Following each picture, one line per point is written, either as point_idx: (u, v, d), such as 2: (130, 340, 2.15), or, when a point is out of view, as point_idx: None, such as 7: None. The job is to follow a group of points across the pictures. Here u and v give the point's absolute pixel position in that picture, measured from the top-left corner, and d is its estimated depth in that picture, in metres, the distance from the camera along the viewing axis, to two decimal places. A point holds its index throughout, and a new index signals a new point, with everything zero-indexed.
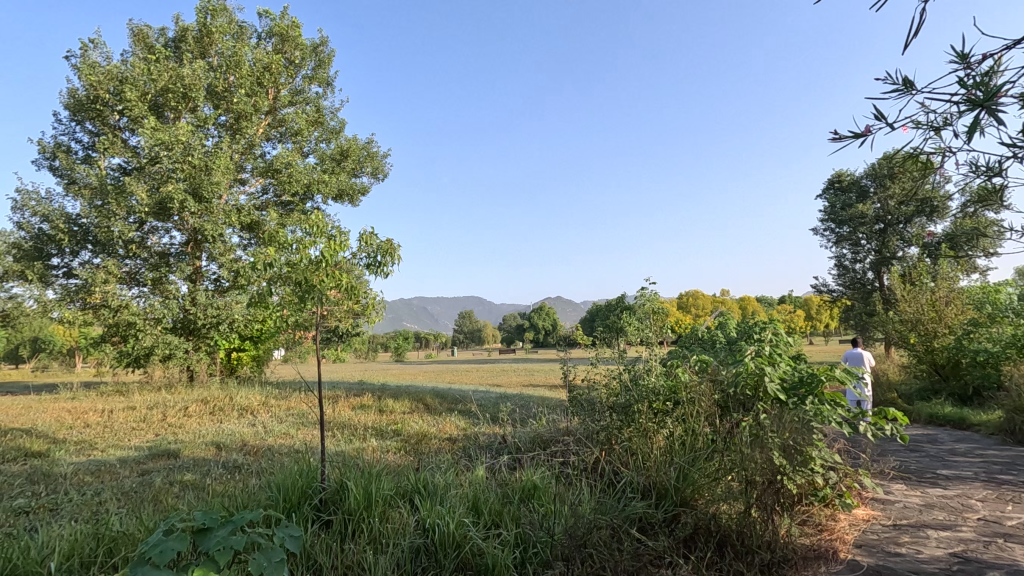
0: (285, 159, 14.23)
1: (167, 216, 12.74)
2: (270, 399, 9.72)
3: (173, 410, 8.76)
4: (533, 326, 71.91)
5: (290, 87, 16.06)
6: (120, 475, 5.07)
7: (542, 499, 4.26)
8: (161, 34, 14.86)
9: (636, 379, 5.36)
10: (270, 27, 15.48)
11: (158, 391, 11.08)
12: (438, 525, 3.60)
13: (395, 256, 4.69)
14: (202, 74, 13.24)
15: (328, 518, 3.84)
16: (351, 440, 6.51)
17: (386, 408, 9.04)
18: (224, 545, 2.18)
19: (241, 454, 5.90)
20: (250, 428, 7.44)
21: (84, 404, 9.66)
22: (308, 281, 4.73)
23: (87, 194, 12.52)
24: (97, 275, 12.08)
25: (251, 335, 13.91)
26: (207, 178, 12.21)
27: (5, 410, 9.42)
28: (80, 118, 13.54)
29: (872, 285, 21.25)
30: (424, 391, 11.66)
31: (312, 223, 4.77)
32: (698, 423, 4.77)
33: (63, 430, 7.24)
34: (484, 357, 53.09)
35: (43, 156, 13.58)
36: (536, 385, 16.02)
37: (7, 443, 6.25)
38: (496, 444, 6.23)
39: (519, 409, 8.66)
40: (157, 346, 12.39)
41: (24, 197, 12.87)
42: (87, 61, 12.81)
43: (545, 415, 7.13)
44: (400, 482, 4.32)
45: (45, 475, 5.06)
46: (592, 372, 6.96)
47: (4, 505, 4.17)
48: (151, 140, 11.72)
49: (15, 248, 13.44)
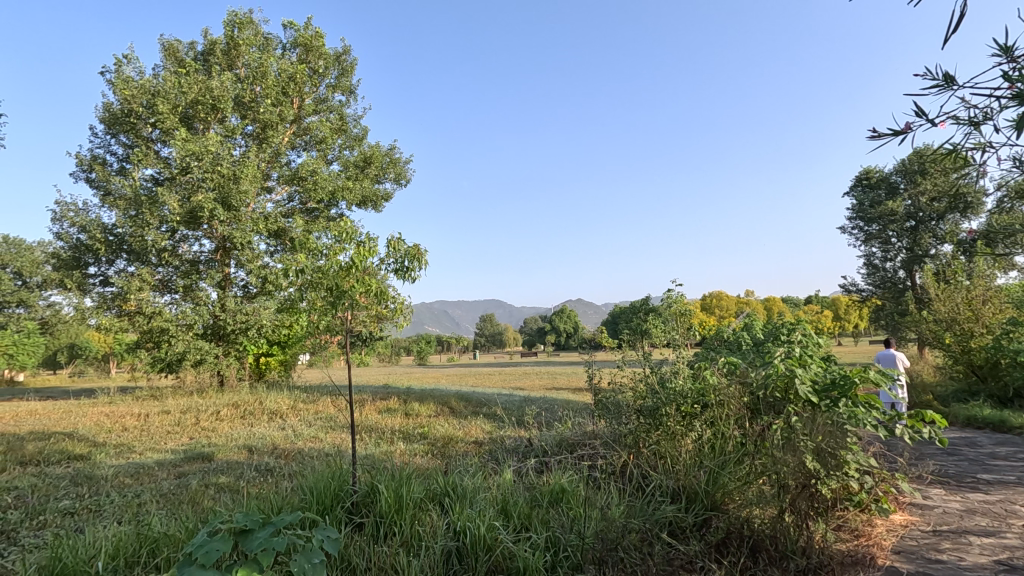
0: (310, 166, 14.48)
1: (197, 225, 13.07)
2: (298, 403, 9.89)
3: (206, 414, 8.96)
4: (554, 329, 71.69)
5: (314, 96, 16.34)
6: (158, 478, 5.21)
7: (571, 502, 4.26)
8: (191, 48, 15.29)
9: (662, 381, 5.31)
10: (295, 37, 15.80)
11: (190, 396, 11.35)
12: (469, 528, 3.63)
13: (422, 261, 4.73)
14: (230, 86, 13.59)
15: (360, 521, 3.90)
16: (378, 443, 6.57)
17: (412, 412, 9.11)
18: (266, 547, 2.23)
19: (273, 457, 6.01)
20: (280, 432, 7.57)
21: (121, 409, 9.94)
22: (339, 287, 4.83)
23: (122, 205, 12.91)
24: (132, 282, 12.44)
25: (279, 340, 14.16)
26: (236, 186, 12.52)
27: (47, 414, 9.76)
28: (115, 131, 13.96)
29: (904, 284, 20.70)
30: (448, 394, 11.72)
31: (340, 229, 4.86)
32: (727, 426, 4.70)
33: (103, 434, 7.48)
34: (506, 360, 53.13)
35: (80, 169, 14.05)
36: (560, 388, 15.95)
37: (51, 445, 6.48)
38: (522, 448, 6.23)
39: (544, 412, 8.66)
40: (189, 352, 12.69)
41: (64, 208, 13.34)
42: (121, 76, 13.25)
43: (571, 418, 7.11)
44: (430, 485, 4.37)
45: (87, 477, 5.23)
46: (618, 376, 6.94)
47: (51, 506, 4.32)
48: (183, 151, 12.06)
49: (55, 258, 13.92)
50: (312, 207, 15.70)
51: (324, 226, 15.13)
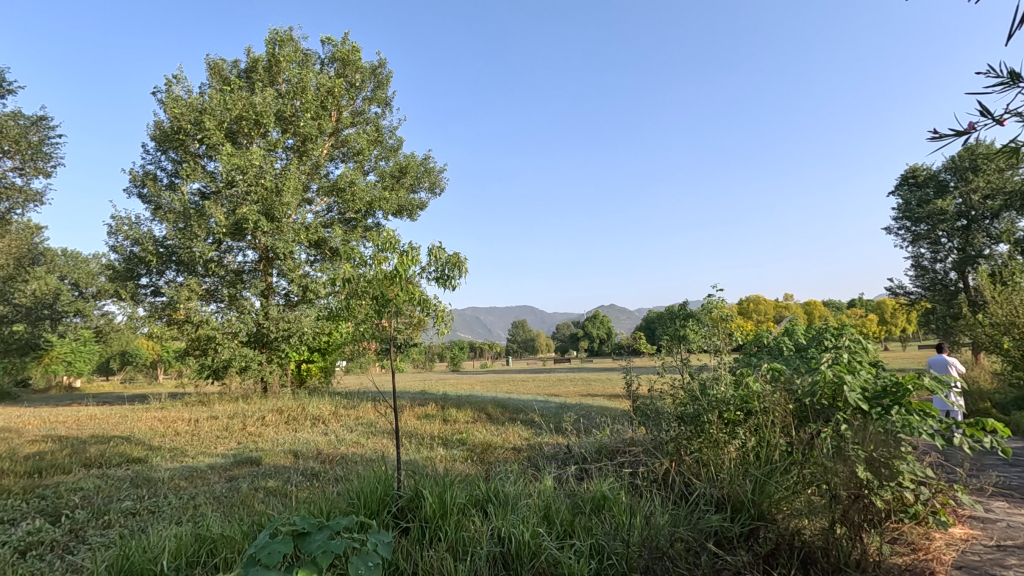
0: (348, 177, 14.84)
1: (242, 236, 13.55)
2: (339, 409, 10.10)
3: (253, 419, 9.25)
4: (588, 335, 71.12)
5: (351, 109, 16.78)
6: (210, 481, 5.41)
7: (613, 509, 4.23)
8: (235, 66, 15.90)
9: (704, 388, 5.22)
10: (333, 53, 16.27)
11: (236, 402, 11.72)
12: (514, 535, 3.65)
13: (462, 269, 4.80)
14: (271, 101, 14.08)
15: (406, 525, 3.97)
16: (419, 449, 6.66)
17: (450, 417, 9.20)
18: (326, 548, 2.29)
19: (317, 462, 6.16)
20: (323, 437, 7.75)
21: (173, 414, 10.34)
22: (384, 296, 4.94)
23: (172, 218, 13.49)
24: (181, 292, 12.95)
25: (319, 346, 14.46)
26: (279, 199, 12.96)
27: (104, 419, 10.22)
28: (165, 148, 14.60)
29: (956, 286, 19.80)
30: (485, 400, 11.77)
31: (384, 239, 4.97)
32: (773, 434, 4.59)
33: (157, 438, 7.79)
34: (539, 366, 53.00)
35: (134, 185, 14.73)
36: (595, 395, 15.79)
37: (110, 449, 6.78)
38: (561, 454, 6.22)
39: (583, 419, 8.62)
40: (235, 359, 13.11)
41: (119, 222, 14.00)
42: (171, 95, 13.87)
43: (609, 425, 7.05)
44: (472, 491, 4.41)
45: (146, 479, 5.47)
46: (657, 382, 6.86)
47: (115, 506, 4.55)
48: (229, 165, 12.55)
49: (110, 269, 14.58)
50: (350, 217, 16.06)
51: (362, 235, 15.46)
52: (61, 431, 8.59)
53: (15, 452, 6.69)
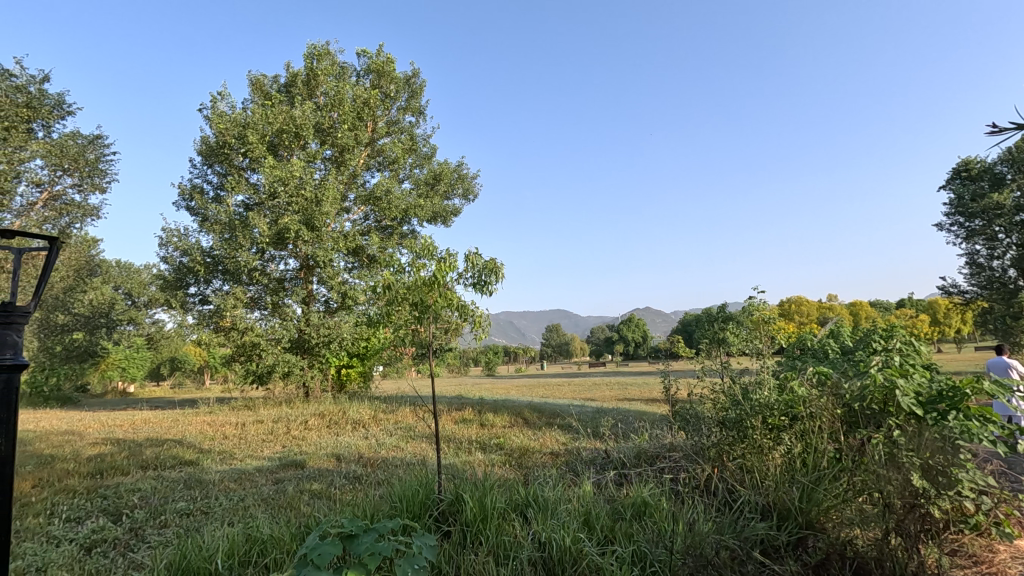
0: (384, 186, 15.12)
1: (284, 245, 13.97)
2: (379, 413, 10.28)
3: (296, 423, 9.51)
4: (622, 338, 70.33)
5: (387, 119, 17.13)
6: (258, 483, 5.60)
7: (654, 516, 4.16)
8: (275, 81, 16.46)
9: (746, 393, 5.11)
10: (368, 65, 16.64)
11: (279, 406, 12.05)
12: (554, 540, 3.64)
13: (499, 274, 4.83)
14: (310, 114, 14.52)
15: (447, 528, 4.01)
16: (457, 453, 6.73)
17: (488, 422, 9.24)
18: (373, 551, 2.34)
19: (360, 465, 6.28)
20: (364, 441, 7.90)
21: (221, 418, 10.70)
22: (423, 302, 5.02)
23: (218, 229, 14.03)
24: (227, 301, 13.44)
25: (358, 352, 14.74)
26: (319, 209, 13.31)
27: (158, 422, 10.67)
28: (211, 162, 15.20)
29: (1015, 284, 18.77)
30: (521, 405, 11.76)
31: (422, 246, 5.04)
32: (820, 440, 4.45)
33: (207, 441, 8.09)
34: (574, 371, 52.68)
35: (183, 198, 15.39)
36: (632, 399, 15.59)
37: (165, 451, 7.09)
38: (600, 459, 6.18)
39: (621, 423, 8.52)
40: (278, 364, 13.51)
41: (169, 234, 14.64)
42: (216, 111, 14.45)
43: (648, 430, 6.96)
44: (512, 496, 4.43)
45: (198, 481, 5.70)
46: (697, 386, 6.76)
47: (171, 506, 4.76)
48: (271, 177, 13.01)
49: (161, 279, 15.23)
50: (386, 225, 16.38)
51: (398, 242, 15.74)
52: (119, 434, 9.04)
53: (78, 454, 7.05)
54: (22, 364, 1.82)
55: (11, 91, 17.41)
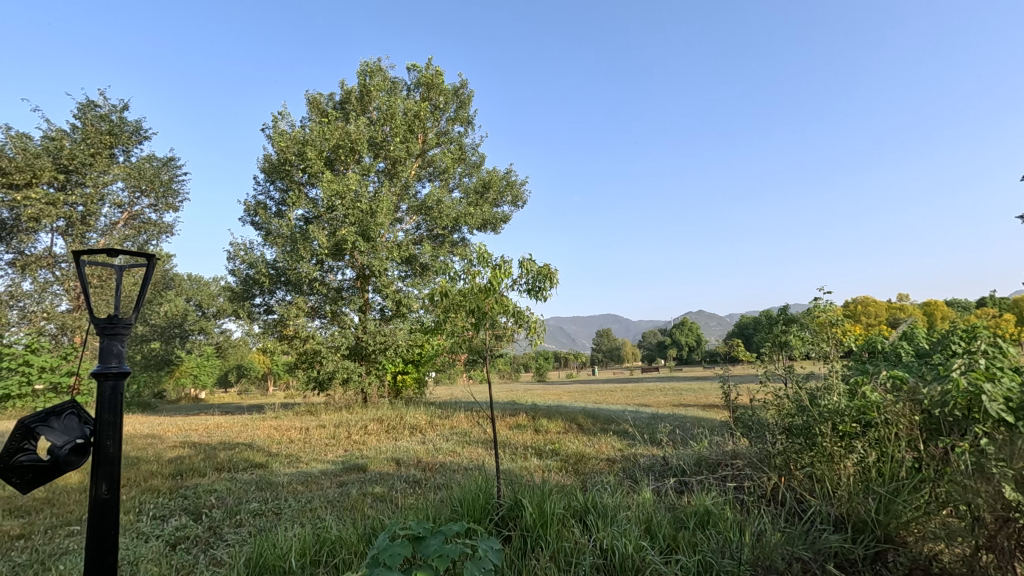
0: (435, 196, 15.47)
1: (341, 256, 14.49)
2: (434, 418, 10.47)
3: (356, 428, 9.82)
4: (675, 343, 68.62)
5: (436, 130, 17.51)
6: (324, 486, 5.82)
7: (719, 525, 4.03)
8: (331, 99, 17.15)
9: (814, 398, 4.86)
10: (418, 78, 17.07)
11: (340, 411, 12.47)
12: (616, 547, 3.60)
13: (553, 280, 4.85)
14: (364, 129, 15.04)
15: (508, 533, 4.02)
16: (514, 458, 6.78)
17: (542, 428, 9.25)
18: (442, 553, 2.40)
19: (418, 469, 6.44)
20: (422, 446, 8.08)
21: (286, 423, 11.18)
22: (480, 309, 5.07)
23: (280, 242, 14.72)
24: (290, 310, 14.10)
25: (413, 358, 15.07)
26: (373, 220, 13.75)
27: (230, 427, 11.27)
28: (273, 179, 15.97)
29: None
30: (575, 411, 11.65)
31: (477, 253, 5.11)
32: (896, 448, 4.21)
33: (275, 445, 8.50)
34: (627, 376, 51.73)
35: (248, 214, 16.25)
36: (689, 405, 15.14)
37: (237, 455, 7.48)
38: (658, 466, 6.06)
39: (678, 430, 8.32)
40: (338, 371, 14.01)
41: (236, 248, 15.48)
42: (278, 130, 15.20)
43: (708, 437, 6.78)
44: (571, 501, 4.40)
45: (268, 483, 5.98)
46: (759, 392, 6.52)
47: (244, 507, 5.02)
48: (329, 191, 13.60)
49: (229, 291, 16.08)
50: (438, 233, 16.71)
51: (449, 250, 16.03)
52: (195, 438, 9.62)
53: (160, 455, 7.57)
54: (126, 369, 1.97)
55: (96, 120, 19.01)
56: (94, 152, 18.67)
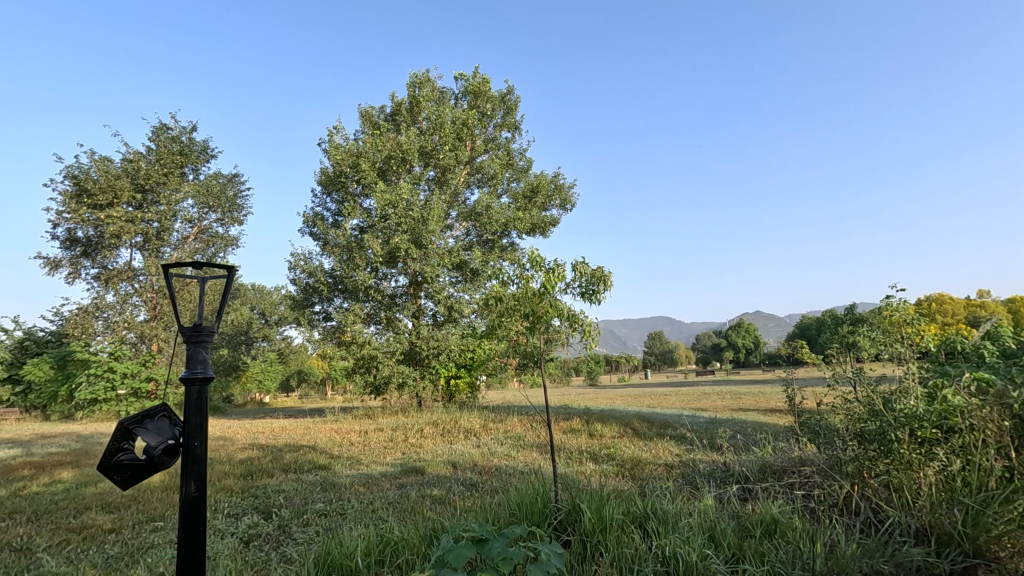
0: (484, 202, 15.62)
1: (394, 264, 14.85)
2: (488, 422, 10.56)
3: (413, 431, 10.03)
4: (731, 345, 66.30)
5: (484, 137, 17.73)
6: (385, 487, 5.98)
7: (787, 535, 3.85)
8: (382, 111, 17.66)
9: (888, 403, 4.59)
10: (466, 87, 17.33)
11: (397, 415, 12.77)
12: (679, 554, 3.51)
13: (607, 283, 4.80)
14: (414, 139, 15.43)
15: (567, 537, 4.00)
16: (570, 463, 6.74)
17: (597, 432, 9.15)
18: (506, 556, 2.41)
19: (475, 473, 6.51)
20: (477, 449, 8.16)
21: (346, 426, 11.54)
22: (534, 312, 5.09)
23: (337, 251, 15.26)
24: (347, 317, 14.60)
25: (465, 363, 15.25)
26: (425, 227, 14.04)
27: (294, 430, 11.74)
28: (330, 191, 16.58)
29: None
30: (630, 415, 11.47)
31: (530, 258, 5.12)
32: (983, 456, 3.92)
33: (337, 447, 8.81)
34: (681, 379, 50.35)
35: (307, 225, 16.94)
36: (749, 410, 14.58)
37: (302, 456, 7.80)
38: (719, 472, 5.87)
39: (740, 435, 8.04)
40: (394, 375, 14.36)
41: (296, 258, 16.15)
42: (333, 144, 15.80)
43: (771, 442, 6.52)
44: (630, 507, 4.32)
45: (332, 484, 6.20)
46: (827, 396, 6.23)
47: (310, 507, 5.22)
48: (382, 201, 14.04)
49: (290, 299, 16.77)
50: (487, 239, 16.90)
51: (499, 256, 16.15)
52: (263, 440, 10.07)
53: (233, 456, 7.99)
54: (210, 374, 2.09)
55: (168, 142, 20.35)
56: (167, 172, 19.97)
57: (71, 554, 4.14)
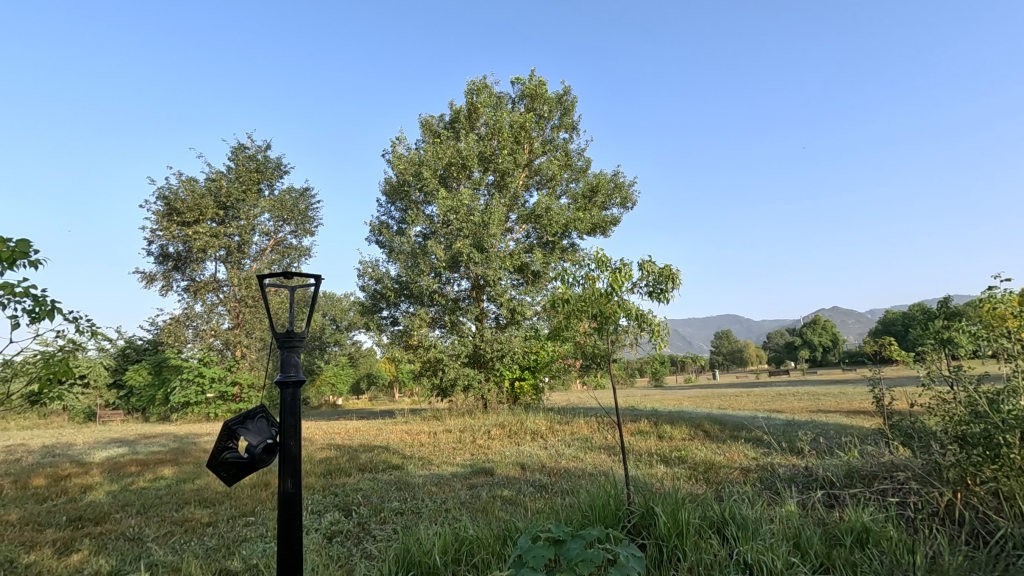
0: (544, 204, 15.65)
1: (457, 268, 15.13)
2: (555, 424, 10.55)
3: (480, 433, 10.19)
4: (807, 344, 62.79)
5: (542, 139, 17.77)
6: (456, 488, 6.10)
7: (882, 545, 3.61)
8: (441, 120, 18.07)
9: (993, 404, 4.20)
10: (522, 90, 17.42)
11: (464, 417, 12.98)
12: (763, 562, 3.38)
13: (676, 281, 4.70)
14: (474, 145, 15.68)
15: (643, 541, 3.93)
16: (640, 465, 6.62)
17: (666, 434, 8.95)
18: (585, 558, 2.40)
19: (544, 474, 6.54)
20: (545, 451, 8.17)
21: (416, 428, 11.87)
22: (602, 313, 5.03)
23: (403, 258, 15.76)
24: (414, 322, 15.05)
25: (529, 364, 15.32)
26: (486, 231, 14.22)
27: (367, 431, 12.18)
28: (394, 200, 17.16)
29: None
30: (700, 416, 11.12)
31: (597, 258, 5.07)
32: None
33: (409, 448, 9.08)
34: (753, 380, 48.23)
35: (373, 233, 17.59)
36: (830, 411, 13.72)
37: (376, 457, 8.10)
38: (801, 477, 5.58)
39: (822, 438, 7.63)
40: (459, 377, 14.64)
41: (364, 266, 16.80)
42: (396, 155, 16.34)
43: (858, 446, 6.12)
44: (706, 512, 4.19)
45: (406, 483, 6.39)
46: (920, 396, 5.78)
47: (387, 506, 5.40)
48: (444, 207, 14.39)
49: (359, 306, 17.45)
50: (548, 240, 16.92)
51: (560, 257, 16.13)
52: (339, 441, 10.54)
53: (313, 456, 8.43)
54: (302, 378, 2.22)
55: (246, 161, 21.74)
56: (245, 189, 21.38)
57: (176, 544, 4.51)
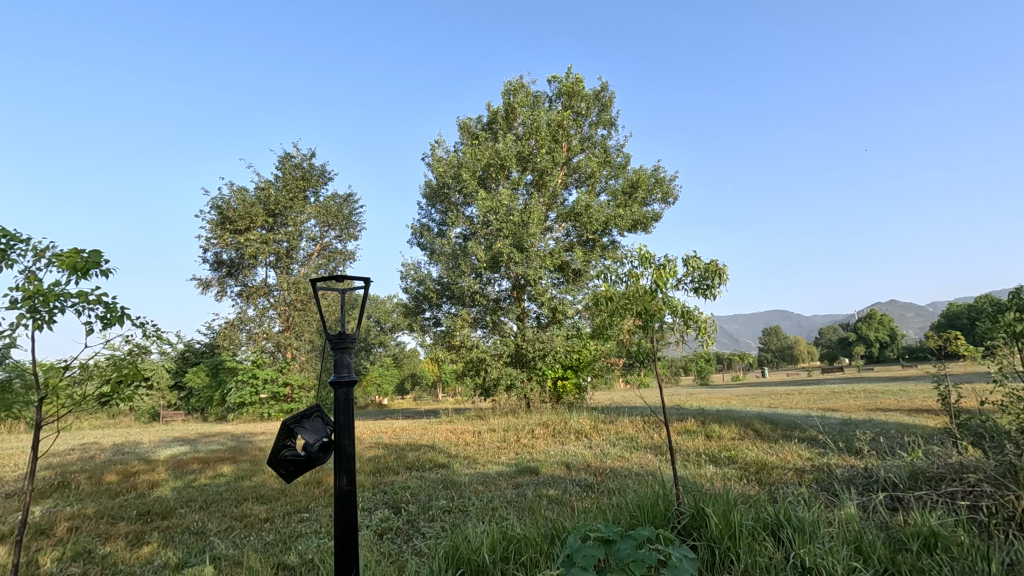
0: (583, 202, 15.54)
1: (497, 268, 15.20)
2: (599, 423, 10.46)
3: (524, 432, 10.20)
4: (863, 339, 59.98)
5: (580, 136, 17.65)
6: (501, 487, 6.13)
7: (952, 550, 3.42)
8: (479, 122, 18.19)
9: None
10: (559, 88, 17.36)
11: (507, 416, 13.02)
12: (822, 566, 3.25)
13: (723, 276, 4.58)
14: (512, 145, 15.72)
15: (693, 542, 3.85)
16: (688, 465, 6.49)
17: (714, 433, 8.73)
18: (635, 558, 2.37)
19: (589, 474, 6.49)
20: (590, 450, 8.11)
21: (461, 427, 11.99)
22: (647, 311, 4.95)
23: (444, 259, 15.96)
24: (456, 322, 15.21)
25: (571, 363, 15.24)
26: (526, 231, 14.22)
27: (413, 430, 12.38)
28: (435, 203, 17.40)
29: None
30: (750, 415, 10.77)
31: (640, 255, 5.00)
32: None
33: (454, 447, 9.18)
34: (804, 378, 46.48)
35: (415, 236, 17.88)
36: (890, 410, 13.05)
37: (423, 456, 8.23)
38: (861, 479, 5.34)
39: (882, 438, 7.28)
40: (502, 377, 14.71)
41: (406, 268, 17.10)
42: (436, 158, 16.55)
43: (922, 446, 5.80)
44: (759, 513, 4.07)
45: (452, 482, 6.46)
46: (991, 394, 5.43)
47: (434, 504, 5.49)
48: (484, 208, 14.48)
49: (402, 307, 17.77)
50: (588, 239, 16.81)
51: (600, 255, 15.98)
52: (386, 440, 10.76)
53: (362, 454, 8.64)
54: (354, 378, 2.28)
55: (292, 169, 22.49)
56: (292, 196, 22.13)
57: (237, 538, 4.72)
